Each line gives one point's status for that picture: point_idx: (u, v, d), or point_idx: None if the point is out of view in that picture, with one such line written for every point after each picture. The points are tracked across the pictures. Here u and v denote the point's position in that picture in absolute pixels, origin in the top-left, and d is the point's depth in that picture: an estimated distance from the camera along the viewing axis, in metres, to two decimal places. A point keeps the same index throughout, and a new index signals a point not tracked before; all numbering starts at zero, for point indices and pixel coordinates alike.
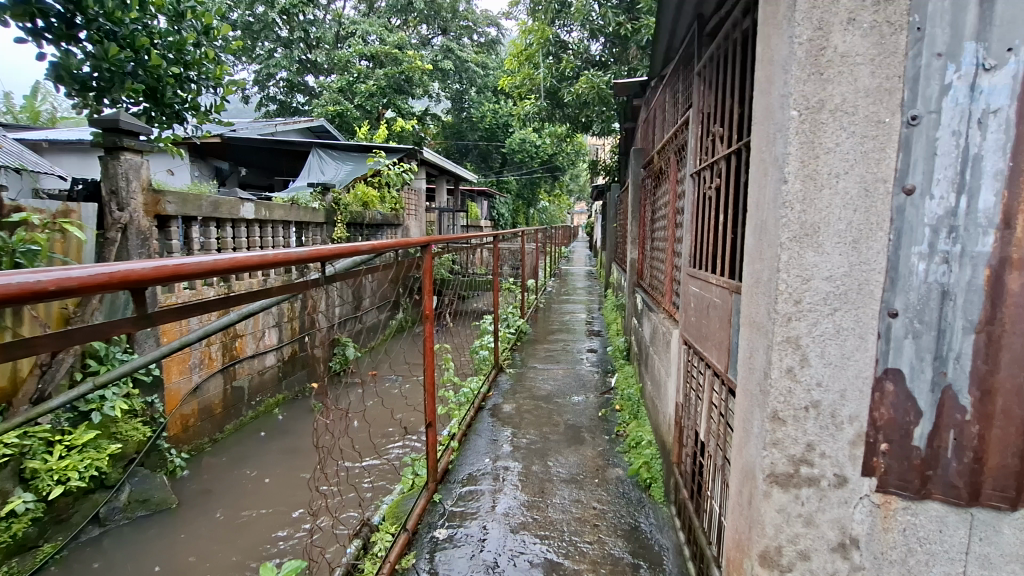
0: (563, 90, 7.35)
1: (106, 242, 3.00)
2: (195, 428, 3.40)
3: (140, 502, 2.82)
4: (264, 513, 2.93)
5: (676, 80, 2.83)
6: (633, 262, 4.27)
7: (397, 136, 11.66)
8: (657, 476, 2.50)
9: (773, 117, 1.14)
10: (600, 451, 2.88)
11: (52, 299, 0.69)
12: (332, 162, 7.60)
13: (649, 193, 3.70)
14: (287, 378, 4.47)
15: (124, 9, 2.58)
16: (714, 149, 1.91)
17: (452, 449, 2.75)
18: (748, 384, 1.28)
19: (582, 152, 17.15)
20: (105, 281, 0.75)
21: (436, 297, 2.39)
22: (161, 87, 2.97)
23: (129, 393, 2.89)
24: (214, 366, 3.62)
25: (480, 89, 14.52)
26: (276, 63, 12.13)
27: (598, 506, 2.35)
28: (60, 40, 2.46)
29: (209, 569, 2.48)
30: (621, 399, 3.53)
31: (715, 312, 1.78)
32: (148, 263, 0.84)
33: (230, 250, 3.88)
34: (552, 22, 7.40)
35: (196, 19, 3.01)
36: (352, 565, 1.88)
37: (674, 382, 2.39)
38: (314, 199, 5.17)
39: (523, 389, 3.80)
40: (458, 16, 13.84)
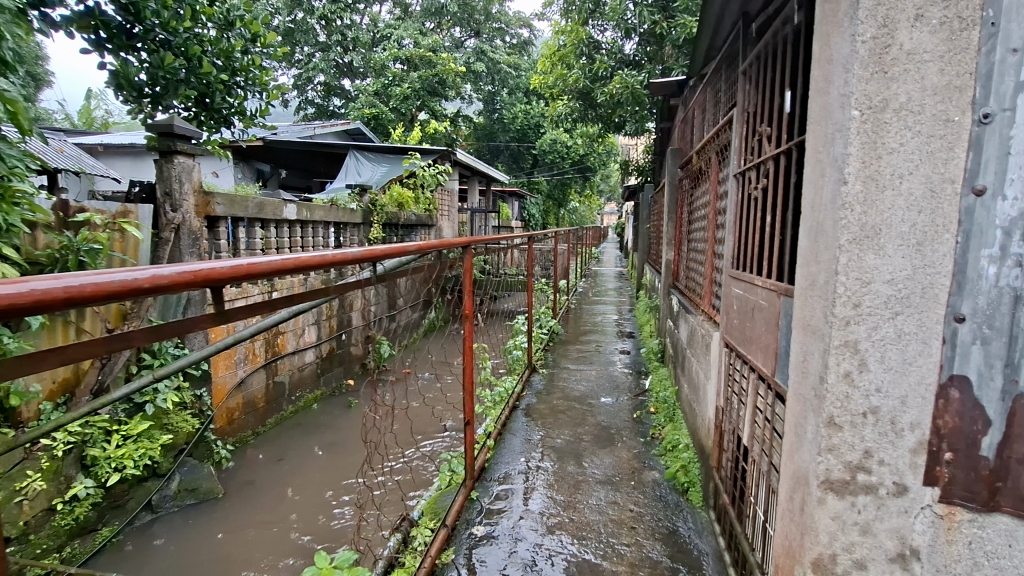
0: (596, 90, 7.32)
1: (160, 242, 3.14)
2: (239, 421, 3.53)
3: (189, 491, 2.96)
4: (305, 505, 3.01)
5: (719, 78, 2.80)
6: (669, 263, 4.22)
7: (429, 137, 11.79)
8: (695, 480, 2.47)
9: (831, 117, 1.12)
10: (635, 454, 2.86)
11: (148, 294, 0.74)
12: (368, 163, 7.76)
13: (687, 194, 3.65)
14: (325, 375, 4.57)
15: (178, 19, 2.71)
16: (761, 148, 1.88)
17: (488, 447, 2.78)
18: (801, 388, 1.26)
19: (614, 152, 17.01)
20: (189, 280, 0.81)
21: (476, 296, 2.43)
22: (211, 93, 3.11)
23: (180, 386, 3.03)
24: (258, 362, 3.75)
25: (512, 89, 14.59)
26: (315, 67, 12.41)
27: (635, 509, 2.33)
28: (119, 50, 2.63)
29: (252, 558, 2.56)
30: (656, 402, 3.49)
31: (761, 315, 1.75)
32: (226, 264, 0.91)
33: (273, 249, 4.00)
34: (586, 22, 7.38)
35: (244, 27, 3.10)
36: (393, 558, 1.94)
37: (714, 384, 2.36)
38: (352, 199, 5.29)
39: (557, 390, 3.81)
40: (491, 18, 13.95)
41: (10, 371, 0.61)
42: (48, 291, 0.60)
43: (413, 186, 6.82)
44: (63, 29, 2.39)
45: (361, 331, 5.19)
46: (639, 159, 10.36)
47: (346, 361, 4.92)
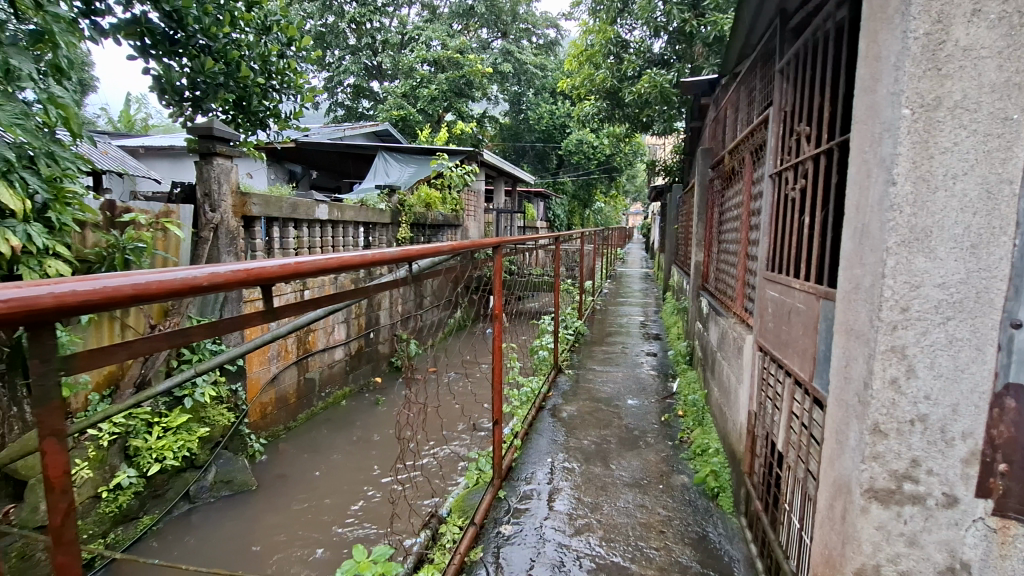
0: (624, 90, 7.26)
1: (200, 241, 3.25)
2: (272, 416, 3.62)
3: (224, 482, 3.04)
4: (334, 499, 3.07)
5: (753, 77, 2.76)
6: (698, 265, 4.16)
7: (455, 138, 11.88)
8: (725, 485, 2.43)
9: (879, 116, 1.09)
10: (663, 457, 2.83)
11: (206, 292, 0.78)
12: (396, 164, 7.88)
13: (718, 194, 3.59)
14: (353, 372, 4.65)
15: (218, 25, 2.80)
16: (799, 148, 1.84)
17: (515, 447, 2.79)
18: (843, 395, 1.22)
19: (640, 152, 16.80)
20: (243, 278, 0.85)
21: (505, 296, 2.44)
22: (249, 96, 3.20)
23: (217, 381, 3.13)
24: (290, 358, 3.84)
25: (538, 90, 14.61)
26: (345, 70, 12.62)
27: (664, 513, 2.31)
28: (163, 55, 2.71)
29: (284, 549, 2.62)
30: (685, 405, 3.44)
31: (798, 318, 1.72)
32: (275, 262, 0.95)
33: (305, 248, 4.09)
34: (614, 22, 7.34)
35: (281, 32, 3.17)
36: (422, 554, 1.96)
37: (746, 389, 2.31)
38: (381, 199, 5.37)
39: (583, 391, 3.79)
40: (518, 19, 14.02)
41: (84, 364, 0.65)
42: (117, 288, 0.63)
43: (440, 186, 6.89)
44: (112, 37, 2.50)
45: (389, 329, 5.26)
46: (666, 159, 10.23)
47: (373, 359, 4.98)
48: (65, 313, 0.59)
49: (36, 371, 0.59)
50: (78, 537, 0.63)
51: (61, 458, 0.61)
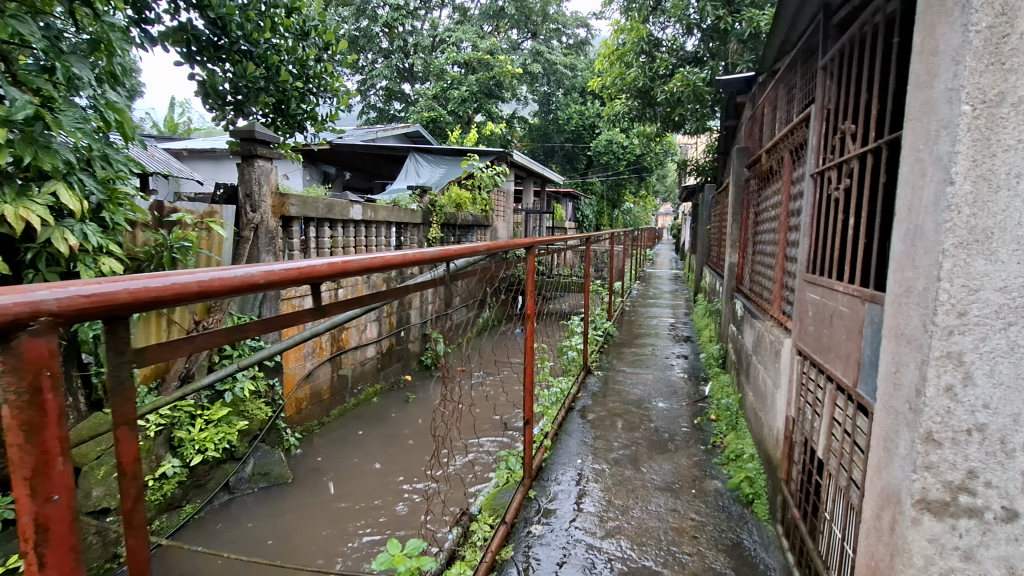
0: (656, 88, 7.17)
1: (241, 240, 3.36)
2: (306, 411, 3.71)
3: (262, 474, 3.14)
4: (367, 493, 3.13)
5: (794, 74, 2.69)
6: (732, 266, 4.07)
7: (484, 138, 11.96)
8: (761, 492, 2.38)
9: (935, 112, 1.06)
10: (696, 462, 2.78)
11: (261, 290, 0.82)
12: (427, 165, 7.98)
13: (755, 194, 3.51)
14: (385, 370, 4.72)
15: (259, 31, 2.89)
16: (843, 147, 1.78)
17: (545, 447, 2.79)
18: (892, 402, 1.18)
19: (671, 151, 16.56)
20: (295, 277, 0.89)
21: (538, 296, 2.44)
22: (287, 100, 3.29)
23: (256, 376, 3.24)
24: (324, 355, 3.93)
25: (568, 90, 14.61)
26: (377, 73, 12.86)
27: (697, 518, 2.27)
28: (207, 61, 2.84)
29: (319, 540, 2.69)
30: (718, 409, 3.38)
31: (841, 322, 1.67)
32: (324, 262, 0.98)
33: (340, 248, 4.18)
34: (646, 20, 7.28)
35: (319, 37, 3.24)
36: (454, 551, 1.98)
37: (784, 393, 2.26)
38: (412, 200, 5.43)
39: (613, 393, 3.76)
40: (548, 19, 14.08)
41: (154, 357, 0.68)
42: (186, 285, 0.66)
43: (471, 187, 6.94)
44: (160, 43, 2.60)
45: (419, 328, 5.33)
46: (698, 158, 10.05)
47: (404, 357, 5.05)
48: (137, 309, 0.63)
49: (113, 362, 0.62)
50: (147, 522, 0.67)
51: (134, 446, 0.65)
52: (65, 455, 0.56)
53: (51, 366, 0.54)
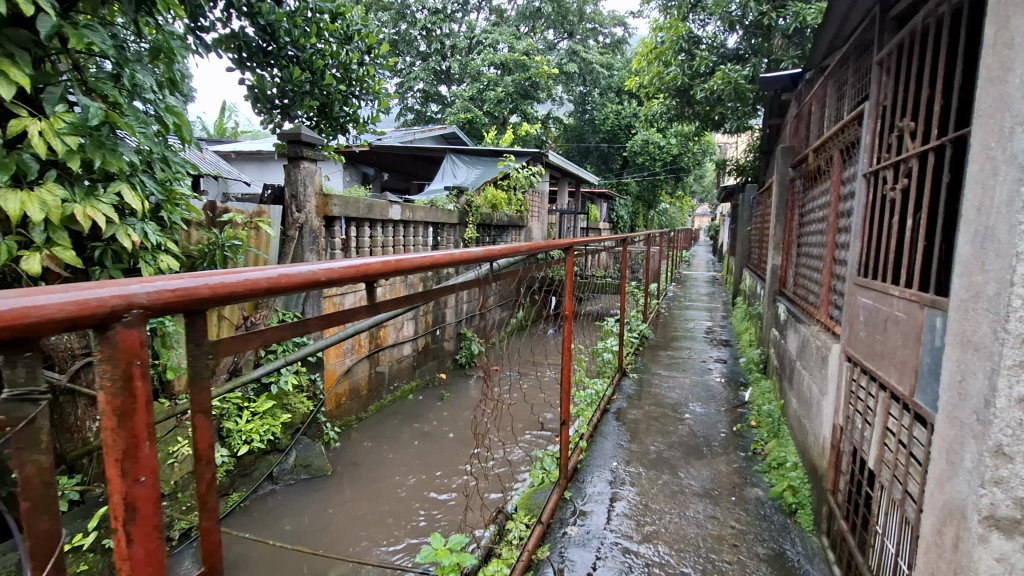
0: (695, 87, 7.04)
1: (286, 240, 3.47)
2: (345, 406, 3.81)
3: (303, 466, 3.23)
4: (404, 487, 3.19)
5: (846, 70, 2.60)
6: (775, 268, 3.95)
7: (519, 139, 12.01)
8: (805, 502, 2.30)
9: (1010, 108, 1.00)
10: (736, 468, 2.72)
11: (322, 287, 0.86)
12: (463, 166, 8.06)
13: (800, 194, 3.41)
14: (420, 367, 4.80)
15: (305, 36, 2.97)
16: (900, 145, 1.71)
17: (581, 449, 2.77)
18: (956, 412, 1.13)
19: (709, 151, 16.18)
20: (352, 274, 0.93)
21: (576, 297, 2.44)
22: (331, 103, 3.36)
23: (299, 371, 3.35)
24: (362, 352, 4.02)
25: (604, 90, 14.48)
26: (415, 76, 13.05)
27: (737, 526, 2.22)
28: (257, 65, 2.95)
29: (358, 532, 2.76)
30: (758, 415, 3.29)
31: (896, 328, 1.60)
32: (378, 260, 1.02)
33: (379, 247, 4.26)
34: (686, 17, 7.15)
35: (362, 41, 3.30)
36: (491, 549, 1.99)
37: (831, 400, 2.18)
38: (449, 201, 5.49)
39: (649, 396, 3.71)
40: (585, 19, 14.04)
41: (228, 348, 0.73)
42: (258, 281, 0.71)
43: (506, 188, 6.98)
44: (214, 50, 2.72)
45: (454, 327, 5.39)
46: (738, 158, 9.82)
47: (439, 355, 5.12)
48: (216, 303, 0.67)
49: (192, 354, 0.66)
50: (218, 505, 0.71)
51: (208, 433, 0.69)
52: (151, 440, 0.60)
53: (142, 356, 0.58)
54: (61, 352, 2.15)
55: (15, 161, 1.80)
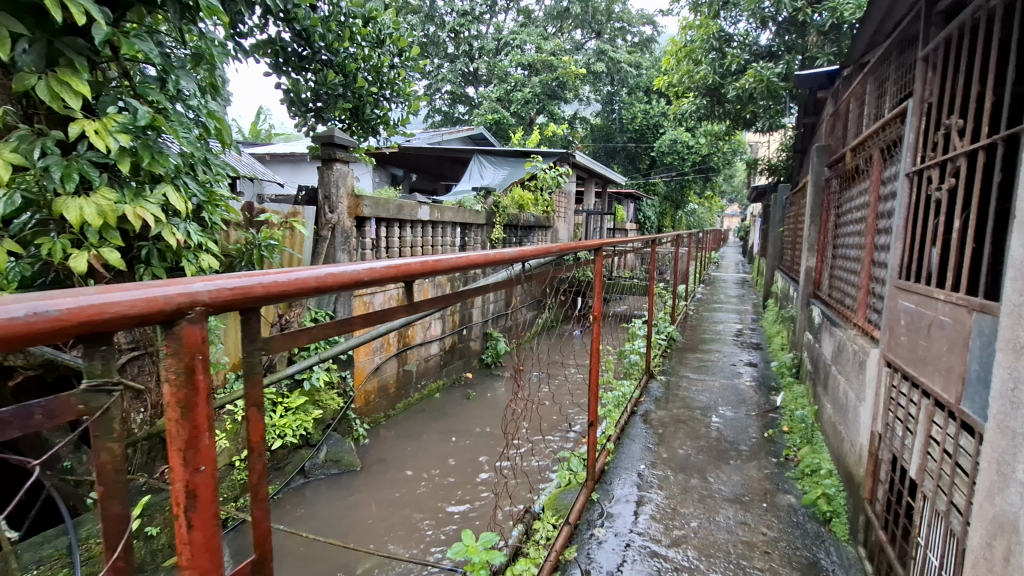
0: (726, 85, 6.93)
1: (319, 240, 3.56)
2: (374, 403, 3.88)
3: (333, 461, 3.30)
4: (430, 484, 3.23)
5: (888, 66, 2.52)
6: (810, 270, 3.84)
7: (546, 139, 12.01)
8: (840, 510, 2.24)
9: None
10: (767, 474, 2.67)
11: (365, 286, 0.89)
12: (490, 167, 8.10)
13: (836, 194, 3.32)
14: (447, 366, 4.85)
15: (339, 40, 3.05)
16: (947, 144, 1.65)
17: (609, 450, 2.77)
18: (1007, 421, 1.09)
19: (739, 150, 15.86)
20: (392, 274, 0.95)
21: (605, 298, 2.42)
22: (363, 105, 3.46)
23: (330, 368, 3.42)
24: (391, 350, 4.08)
25: (632, 89, 14.35)
26: (442, 77, 13.14)
27: (769, 533, 2.18)
28: (291, 69, 3.04)
29: (386, 527, 2.80)
30: (790, 420, 3.22)
31: (940, 333, 1.55)
32: (416, 260, 1.04)
33: (408, 247, 4.32)
34: (716, 15, 7.04)
35: (393, 44, 3.36)
36: (519, 548, 2.00)
37: (869, 406, 2.12)
38: (477, 201, 5.54)
39: (677, 399, 3.67)
40: (613, 17, 13.95)
41: (279, 345, 0.76)
42: (307, 280, 0.74)
43: (533, 188, 7.00)
44: (252, 55, 2.80)
45: (480, 327, 5.43)
46: (769, 157, 9.60)
47: (465, 355, 5.16)
48: (270, 301, 0.70)
49: (246, 349, 0.69)
50: (270, 495, 0.74)
51: (260, 425, 0.72)
52: (210, 430, 0.63)
53: (203, 351, 0.61)
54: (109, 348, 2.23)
55: (75, 168, 1.91)
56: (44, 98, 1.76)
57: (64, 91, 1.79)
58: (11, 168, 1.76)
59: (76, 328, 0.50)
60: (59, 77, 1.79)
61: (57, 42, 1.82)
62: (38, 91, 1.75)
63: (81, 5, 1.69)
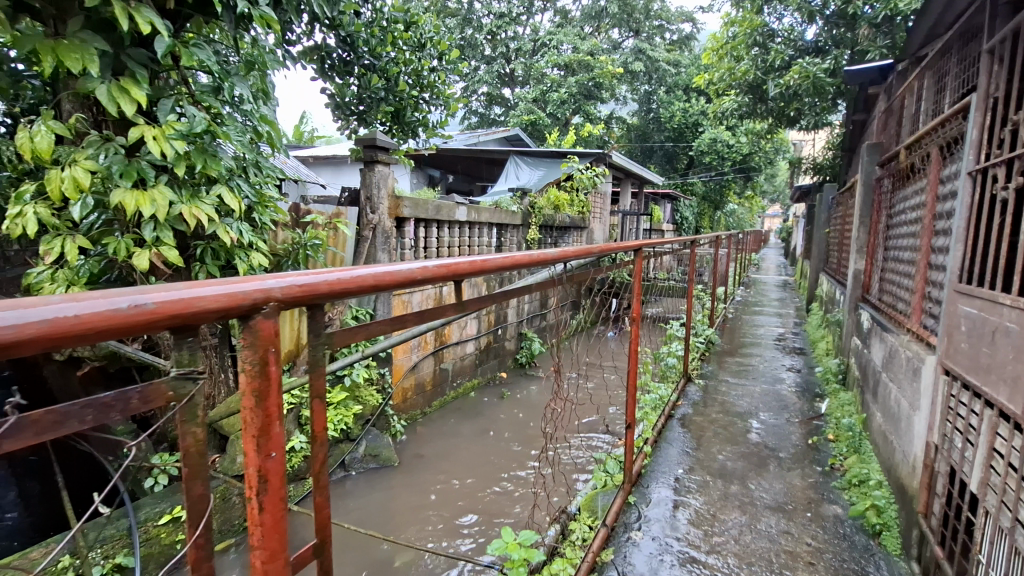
0: (769, 82, 6.73)
1: (361, 239, 3.65)
2: (411, 400, 3.96)
3: (372, 456, 3.39)
4: (465, 482, 3.26)
5: (949, 58, 2.40)
6: (858, 273, 3.70)
7: (582, 139, 11.96)
8: (890, 523, 2.15)
9: None
10: (812, 483, 2.58)
11: (418, 284, 0.92)
12: (526, 168, 8.13)
13: (888, 194, 3.19)
14: (482, 365, 4.90)
15: (381, 44, 3.12)
16: (1013, 140, 1.57)
17: (645, 453, 2.74)
18: None
19: (783, 149, 15.35)
20: (442, 274, 0.98)
21: (644, 298, 2.39)
22: (404, 109, 3.53)
23: (369, 365, 3.50)
24: (428, 349, 4.16)
25: (670, 88, 14.11)
26: (480, 79, 13.20)
27: (813, 544, 2.11)
28: (336, 74, 3.14)
29: (423, 522, 2.85)
30: (836, 428, 3.11)
31: (1006, 340, 1.47)
32: (465, 260, 1.07)
33: (445, 247, 4.38)
34: (760, 10, 6.87)
35: (434, 47, 3.43)
36: (555, 548, 2.00)
37: (924, 416, 2.02)
38: (513, 202, 5.58)
39: (715, 403, 3.60)
40: (652, 15, 13.78)
41: (340, 340, 0.80)
42: (367, 279, 0.77)
43: (569, 189, 6.99)
44: (299, 61, 2.91)
45: (515, 327, 5.45)
46: (815, 156, 9.27)
47: (500, 355, 5.20)
48: (335, 297, 0.73)
49: (313, 342, 0.73)
50: (330, 483, 0.77)
51: (323, 416, 0.75)
52: (281, 419, 0.66)
53: (276, 344, 0.65)
54: (165, 341, 2.41)
55: (135, 168, 2.02)
56: (103, 102, 1.84)
57: (122, 97, 1.87)
58: (87, 176, 1.89)
59: (167, 320, 0.54)
60: (120, 85, 1.88)
61: (122, 54, 1.94)
62: (100, 95, 1.84)
63: (148, 18, 1.79)
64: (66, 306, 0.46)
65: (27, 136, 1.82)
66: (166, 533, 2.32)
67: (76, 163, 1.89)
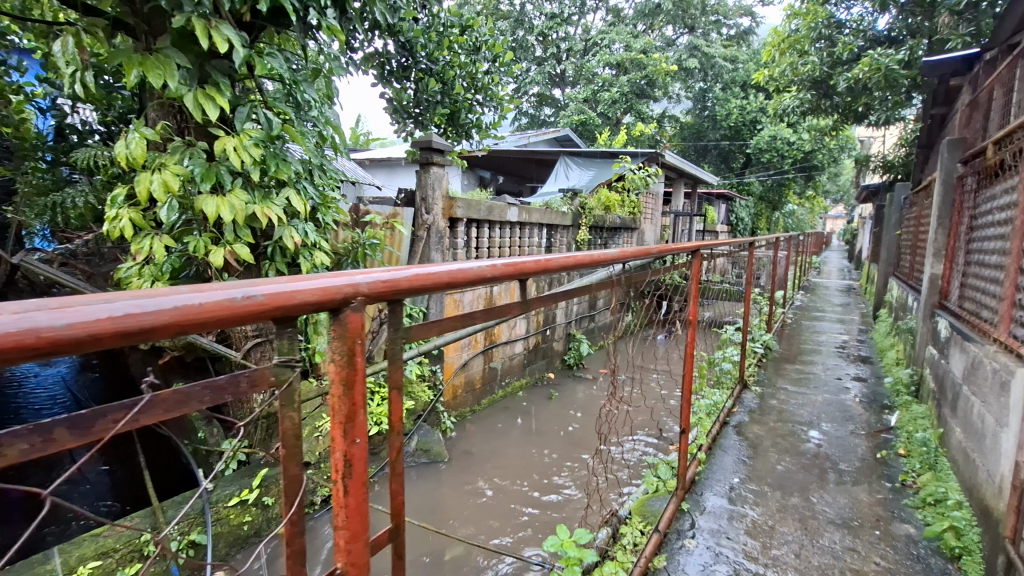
0: (836, 76, 6.40)
1: (416, 238, 3.76)
2: (461, 398, 4.04)
3: (423, 451, 3.46)
4: (513, 481, 3.28)
5: None
6: (934, 277, 3.46)
7: (633, 138, 11.78)
8: (971, 547, 2.00)
9: None
10: (880, 500, 2.44)
11: (486, 282, 0.95)
12: (577, 168, 8.10)
13: (972, 193, 2.96)
14: (530, 365, 4.92)
15: (439, 49, 3.20)
16: None
17: (699, 460, 2.67)
18: None
19: (849, 146, 14.51)
20: (510, 272, 1.01)
21: (701, 301, 2.33)
22: (458, 111, 3.60)
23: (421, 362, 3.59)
24: (477, 347, 4.23)
25: (727, 84, 13.65)
26: (531, 79, 13.24)
27: (882, 563, 1.99)
28: (395, 78, 3.24)
29: (472, 518, 2.90)
30: (907, 442, 2.92)
31: None
32: (531, 258, 1.09)
33: (495, 246, 4.42)
34: (827, 1, 6.53)
35: (489, 50, 3.46)
36: (606, 550, 1.99)
37: (1015, 434, 1.86)
38: (564, 203, 5.57)
39: (774, 411, 3.46)
40: (708, 11, 13.40)
41: (417, 332, 0.84)
42: (442, 275, 0.81)
43: (621, 189, 6.90)
44: (362, 67, 3.02)
45: (563, 327, 5.45)
46: (885, 154, 8.74)
47: (548, 355, 5.21)
48: (415, 293, 0.77)
49: (393, 336, 0.78)
50: (405, 470, 0.81)
51: (399, 407, 0.79)
52: (364, 408, 0.70)
53: (361, 337, 0.68)
54: (237, 333, 2.54)
55: (215, 172, 2.17)
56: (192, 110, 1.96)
57: (208, 103, 2.00)
58: (168, 177, 2.04)
59: (270, 312, 0.58)
60: (205, 92, 2.00)
61: (206, 65, 2.08)
62: (189, 102, 1.97)
63: (225, 36, 1.91)
64: (192, 297, 0.51)
65: (124, 145, 1.98)
66: (235, 514, 2.47)
67: (159, 166, 2.05)
